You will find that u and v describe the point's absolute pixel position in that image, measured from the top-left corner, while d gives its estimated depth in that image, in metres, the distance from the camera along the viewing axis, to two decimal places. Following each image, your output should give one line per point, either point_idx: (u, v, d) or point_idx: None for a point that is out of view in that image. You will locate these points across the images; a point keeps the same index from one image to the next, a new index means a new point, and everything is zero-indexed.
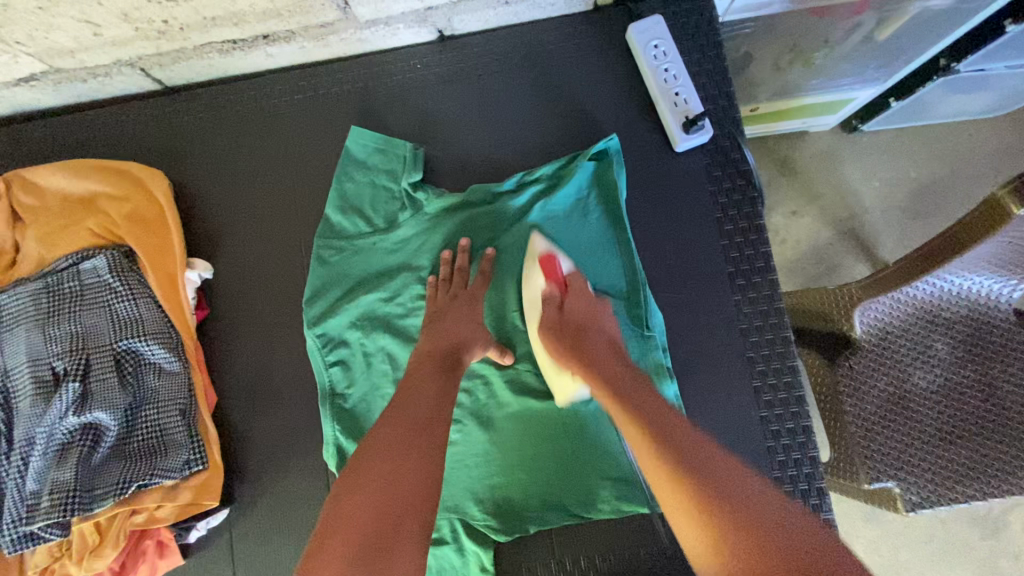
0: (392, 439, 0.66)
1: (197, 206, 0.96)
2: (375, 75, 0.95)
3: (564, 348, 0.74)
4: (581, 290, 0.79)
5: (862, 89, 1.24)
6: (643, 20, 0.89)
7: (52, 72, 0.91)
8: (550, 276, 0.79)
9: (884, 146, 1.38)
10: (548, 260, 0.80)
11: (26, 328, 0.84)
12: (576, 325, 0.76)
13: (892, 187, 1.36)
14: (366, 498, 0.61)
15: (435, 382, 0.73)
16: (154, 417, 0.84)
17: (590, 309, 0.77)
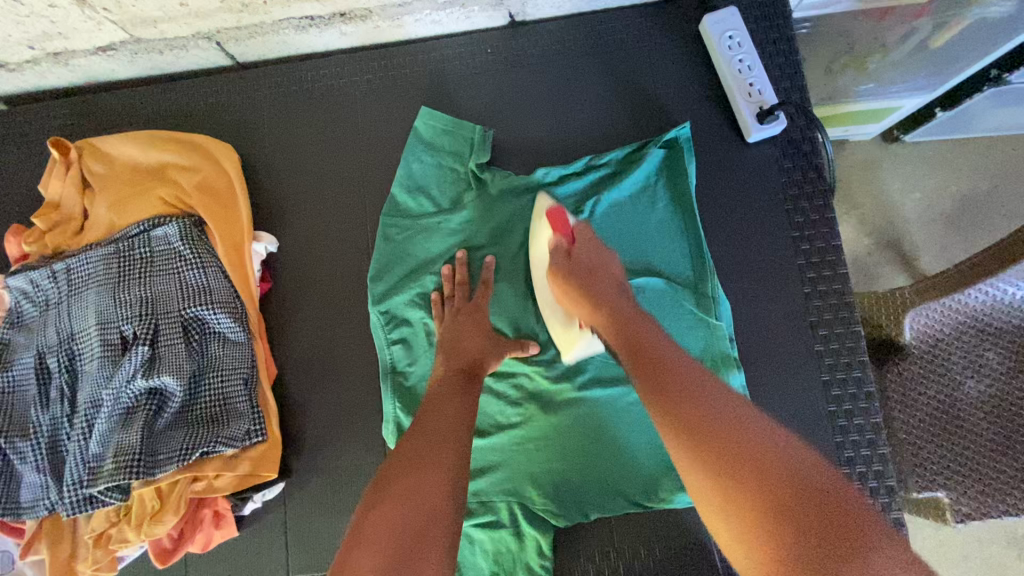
0: (416, 452, 0.66)
1: (263, 180, 0.97)
2: (446, 58, 0.96)
3: (576, 286, 0.72)
4: (589, 242, 0.76)
5: (908, 98, 1.19)
6: (717, 12, 0.89)
7: (132, 42, 0.92)
8: (559, 229, 0.76)
9: (933, 156, 1.36)
10: (555, 212, 0.77)
11: (96, 291, 0.85)
12: (584, 271, 0.73)
13: (942, 198, 1.34)
14: (397, 505, 0.60)
15: (458, 392, 0.74)
16: (218, 385, 0.83)
17: (597, 254, 0.75)
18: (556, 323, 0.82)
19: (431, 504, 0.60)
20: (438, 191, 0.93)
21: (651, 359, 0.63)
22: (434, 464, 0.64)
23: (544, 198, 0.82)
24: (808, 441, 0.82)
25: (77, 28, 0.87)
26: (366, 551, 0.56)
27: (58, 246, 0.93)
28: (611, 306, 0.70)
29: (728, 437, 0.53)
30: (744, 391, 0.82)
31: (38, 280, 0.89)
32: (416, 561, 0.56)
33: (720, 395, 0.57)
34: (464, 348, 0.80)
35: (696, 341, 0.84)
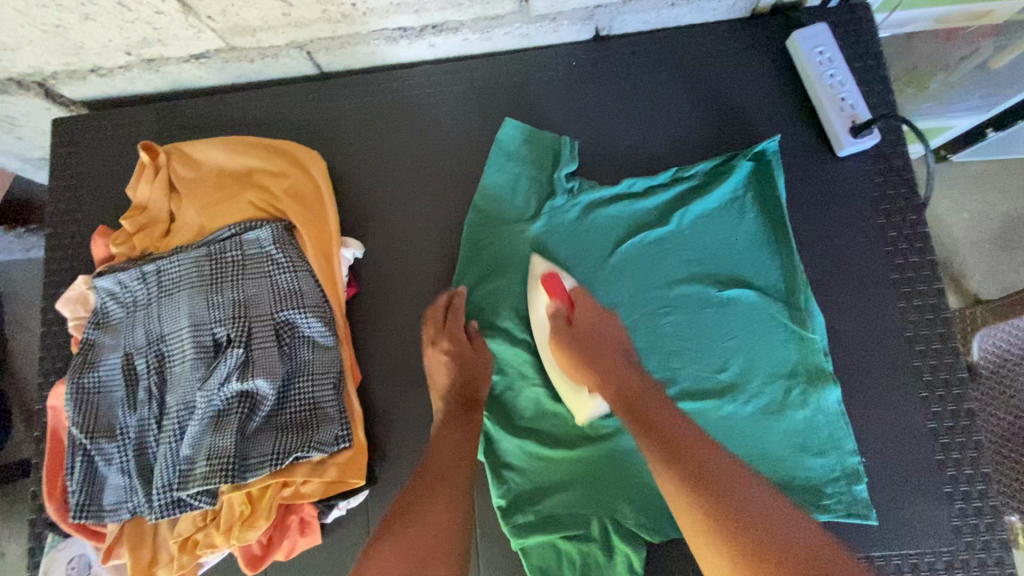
0: (423, 492, 0.68)
1: (348, 186, 0.98)
2: (532, 69, 0.97)
3: (582, 363, 0.75)
4: (587, 302, 0.79)
5: (960, 118, 1.20)
6: (807, 27, 0.90)
7: (226, 50, 0.94)
8: (554, 293, 0.81)
9: (985, 177, 1.34)
10: (552, 279, 0.81)
11: (188, 293, 0.85)
12: (588, 341, 0.76)
13: (991, 219, 1.32)
14: (397, 542, 0.63)
15: (459, 427, 0.76)
16: (308, 390, 0.83)
17: (598, 318, 0.77)
18: (566, 389, 0.84)
19: (434, 538, 0.64)
20: (523, 199, 0.92)
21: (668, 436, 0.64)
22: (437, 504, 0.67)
23: (537, 264, 0.86)
24: (906, 457, 0.81)
25: (177, 34, 0.88)
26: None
27: (146, 248, 0.94)
28: (623, 384, 0.72)
29: (740, 514, 0.57)
30: (839, 406, 0.82)
31: (127, 281, 0.90)
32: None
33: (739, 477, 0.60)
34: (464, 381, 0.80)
35: (789, 353, 0.84)
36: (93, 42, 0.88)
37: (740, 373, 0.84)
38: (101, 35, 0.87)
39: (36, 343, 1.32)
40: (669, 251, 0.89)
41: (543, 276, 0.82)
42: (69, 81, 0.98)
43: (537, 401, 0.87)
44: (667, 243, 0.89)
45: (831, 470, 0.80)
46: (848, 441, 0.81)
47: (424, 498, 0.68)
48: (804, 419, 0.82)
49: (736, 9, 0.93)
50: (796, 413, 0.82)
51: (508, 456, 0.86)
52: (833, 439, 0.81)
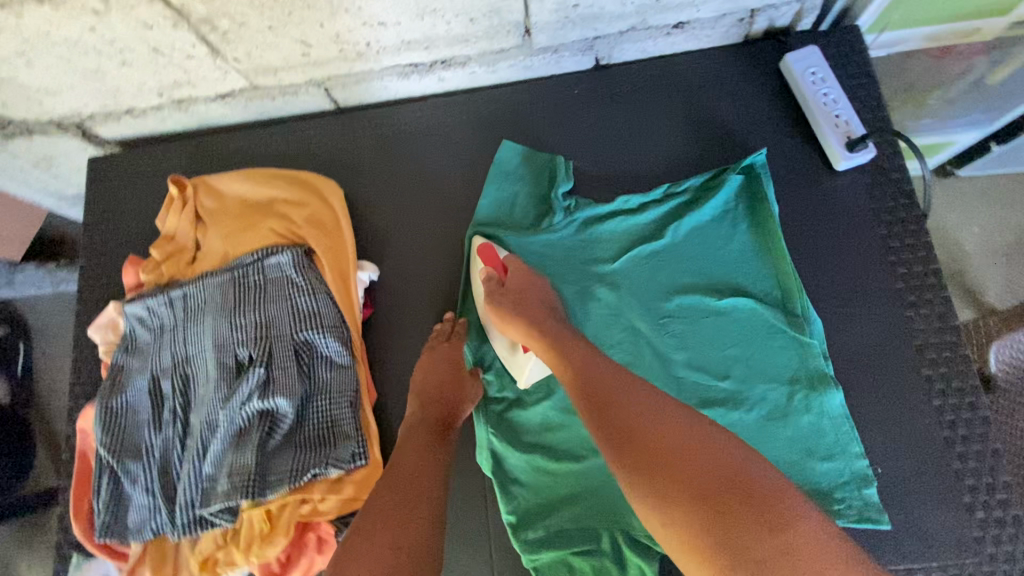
0: (395, 505, 0.67)
1: (362, 211, 1.02)
2: (536, 99, 1.02)
3: (512, 313, 0.78)
4: (520, 267, 0.84)
5: (964, 133, 1.20)
6: (799, 51, 0.94)
7: (249, 90, 1.00)
8: (490, 263, 0.88)
9: (995, 190, 1.32)
10: (486, 248, 0.89)
11: (212, 317, 0.89)
12: (515, 295, 0.80)
13: (1005, 232, 1.31)
14: (363, 567, 0.60)
15: (427, 438, 0.77)
16: (326, 408, 0.86)
17: (526, 277, 0.82)
18: (502, 350, 0.89)
19: (416, 560, 0.61)
20: (524, 218, 0.96)
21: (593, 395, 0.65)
22: (417, 523, 0.65)
23: (477, 240, 0.93)
24: (923, 468, 0.80)
25: (205, 76, 0.95)
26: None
27: (173, 275, 0.99)
28: (552, 339, 0.74)
29: (674, 460, 0.56)
30: (843, 411, 0.82)
31: (155, 306, 0.95)
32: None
33: (671, 421, 0.60)
34: (448, 403, 0.82)
35: (789, 359, 0.86)
36: (128, 85, 0.95)
37: (742, 382, 0.86)
38: (136, 79, 0.94)
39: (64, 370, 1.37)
40: (666, 263, 0.92)
41: (478, 247, 0.90)
42: (104, 122, 1.05)
43: (544, 415, 0.89)
44: (664, 256, 0.92)
45: (839, 474, 0.80)
46: (855, 446, 0.81)
47: (397, 516, 0.65)
48: (808, 424, 0.83)
49: (730, 36, 0.97)
50: (800, 418, 0.83)
51: (516, 471, 0.87)
52: (839, 443, 0.81)
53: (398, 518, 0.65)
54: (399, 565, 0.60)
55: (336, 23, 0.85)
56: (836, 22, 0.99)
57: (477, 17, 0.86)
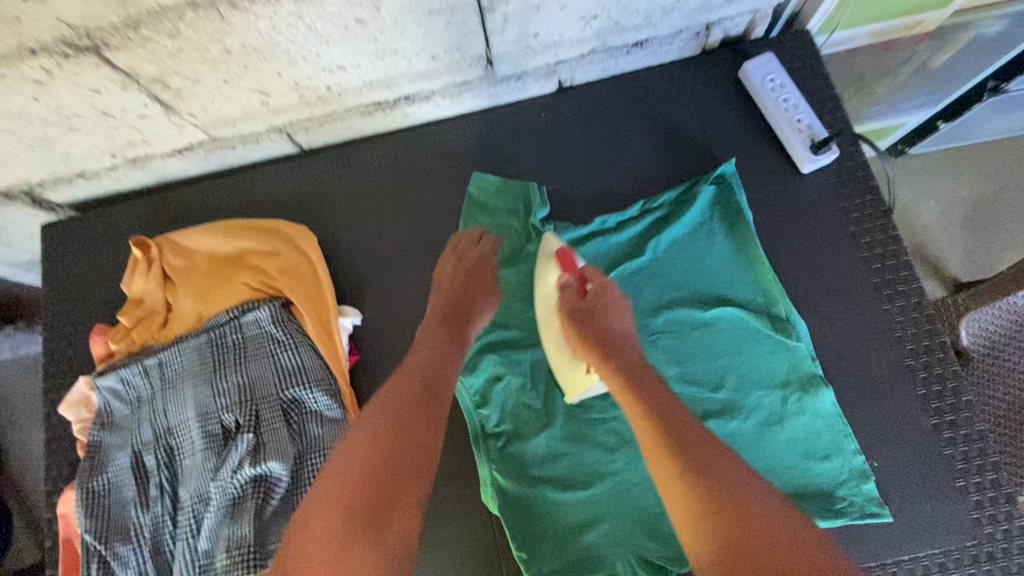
0: (407, 399, 0.69)
1: (338, 255, 0.99)
2: (503, 126, 1.02)
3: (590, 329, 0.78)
4: (600, 283, 0.83)
5: (913, 115, 1.27)
6: (756, 58, 0.96)
7: (209, 142, 0.97)
8: (568, 268, 0.85)
9: (945, 165, 1.38)
10: (565, 254, 0.85)
11: (192, 384, 0.86)
12: (597, 320, 0.79)
13: (958, 205, 1.36)
14: (357, 462, 0.63)
15: (445, 335, 0.78)
16: (322, 465, 0.83)
17: (612, 303, 0.81)
18: (561, 362, 0.86)
19: (410, 460, 0.64)
20: (508, 248, 0.95)
21: (660, 421, 0.66)
22: (423, 423, 0.67)
23: (550, 241, 0.88)
24: (916, 457, 0.82)
25: (160, 133, 0.91)
26: (323, 516, 0.60)
27: (146, 341, 0.94)
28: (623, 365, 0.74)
29: (729, 494, 0.59)
30: (835, 409, 0.84)
31: (129, 377, 0.91)
32: (381, 526, 0.59)
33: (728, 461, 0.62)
34: (466, 297, 0.82)
35: (778, 364, 0.87)
36: (79, 149, 0.91)
37: (736, 390, 0.87)
38: (87, 142, 0.90)
39: (38, 437, 1.30)
40: (649, 280, 0.92)
41: (556, 251, 0.86)
42: (56, 187, 1.00)
43: (546, 446, 0.88)
44: (646, 273, 0.92)
45: (838, 473, 0.82)
46: (850, 443, 0.83)
47: (404, 412, 0.67)
48: (804, 425, 0.84)
49: (688, 49, 0.99)
50: (796, 421, 0.85)
51: (523, 506, 0.86)
52: (835, 442, 0.83)
53: (402, 414, 0.67)
54: (392, 461, 0.63)
55: (294, 72, 0.83)
56: (787, 27, 1.02)
57: (438, 54, 0.85)
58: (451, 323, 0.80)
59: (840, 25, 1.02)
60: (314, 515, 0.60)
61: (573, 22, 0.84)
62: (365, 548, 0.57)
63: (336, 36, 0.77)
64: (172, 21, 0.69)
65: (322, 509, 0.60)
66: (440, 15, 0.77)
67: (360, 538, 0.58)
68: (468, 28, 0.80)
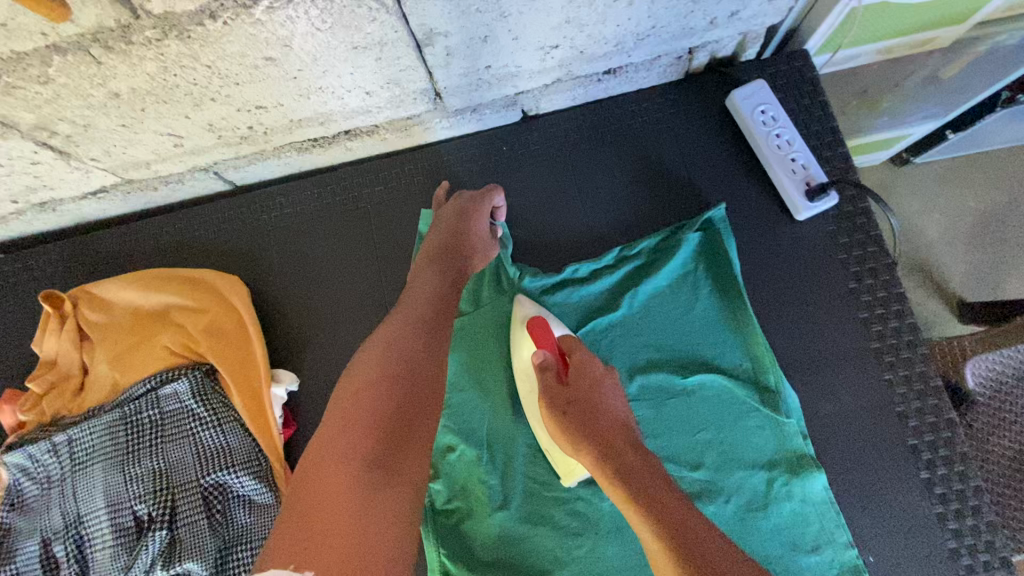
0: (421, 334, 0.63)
1: (276, 309, 0.89)
2: (459, 161, 0.90)
3: (572, 421, 0.65)
4: (582, 358, 0.70)
5: (922, 125, 1.11)
6: (745, 86, 0.84)
7: (124, 184, 0.86)
8: (543, 342, 0.73)
9: (964, 171, 1.19)
10: (539, 326, 0.73)
11: (102, 468, 0.76)
12: (582, 405, 0.66)
13: (965, 219, 1.17)
14: (373, 397, 0.57)
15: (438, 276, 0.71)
16: (247, 561, 0.74)
17: (594, 384, 0.68)
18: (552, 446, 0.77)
19: (428, 400, 0.59)
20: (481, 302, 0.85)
21: (646, 499, 0.59)
22: (438, 361, 0.62)
23: (523, 308, 0.78)
24: (914, 549, 0.74)
25: (63, 178, 0.80)
26: (342, 463, 0.53)
27: (58, 412, 0.84)
28: (610, 450, 0.63)
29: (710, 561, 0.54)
30: (827, 495, 0.75)
31: (37, 455, 0.80)
32: (399, 464, 0.55)
33: (742, 563, 0.55)
34: (467, 243, 0.75)
35: (766, 441, 0.77)
36: None
37: (716, 470, 0.77)
38: None
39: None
40: (623, 337, 0.81)
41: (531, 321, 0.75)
42: None
43: (501, 526, 0.78)
44: (620, 328, 0.81)
45: (827, 568, 0.73)
46: (841, 533, 0.74)
47: (418, 351, 0.62)
48: (791, 513, 0.75)
49: (669, 73, 0.87)
50: (782, 507, 0.75)
51: None
52: (824, 532, 0.74)
53: (417, 352, 0.62)
54: (411, 400, 0.58)
55: (205, 113, 0.71)
56: (780, 48, 0.90)
57: (375, 90, 0.73)
58: (444, 266, 0.72)
59: (844, 45, 0.89)
60: (327, 460, 0.53)
61: (529, 52, 0.71)
62: (381, 496, 0.52)
63: (244, 76, 0.65)
64: (38, 68, 0.58)
65: (338, 450, 0.54)
66: (367, 51, 0.65)
67: (381, 485, 0.52)
68: (404, 63, 0.68)
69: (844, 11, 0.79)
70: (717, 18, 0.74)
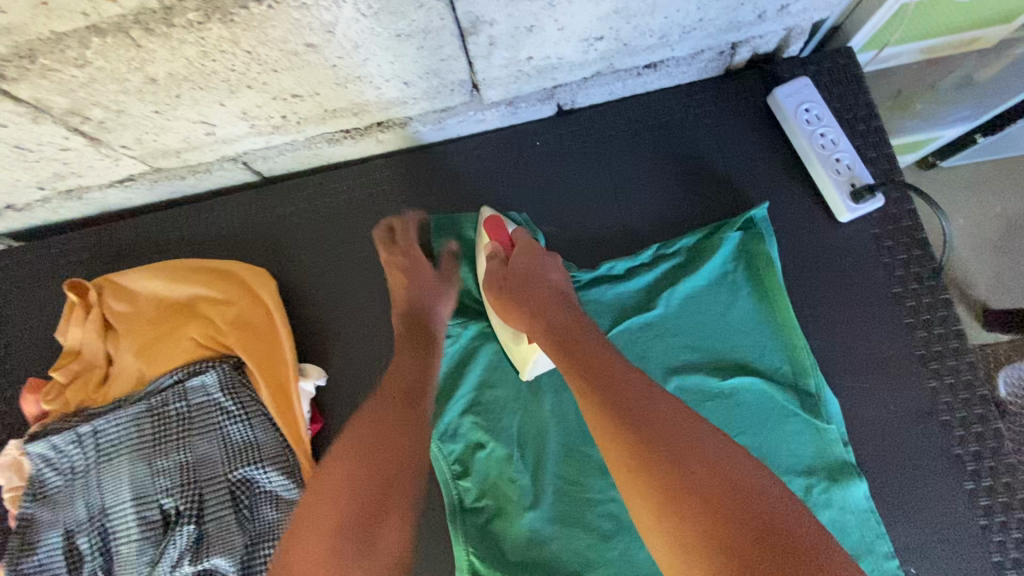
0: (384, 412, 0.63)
1: (303, 302, 0.87)
2: (492, 154, 0.88)
3: (518, 302, 0.69)
4: (525, 244, 0.74)
5: (949, 128, 1.02)
6: (789, 83, 0.82)
7: (152, 172, 0.84)
8: (496, 237, 0.76)
9: (997, 175, 1.12)
10: (492, 221, 0.77)
11: (129, 460, 0.75)
12: (517, 277, 0.70)
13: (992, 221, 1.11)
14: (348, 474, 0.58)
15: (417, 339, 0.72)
16: (275, 558, 0.73)
17: (534, 258, 0.72)
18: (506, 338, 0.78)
19: (403, 475, 0.60)
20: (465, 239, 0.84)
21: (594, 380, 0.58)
22: (409, 425, 0.63)
23: (482, 211, 0.80)
24: (957, 561, 0.72)
25: (91, 165, 0.79)
26: (315, 538, 0.55)
27: (81, 402, 0.83)
28: (558, 329, 0.65)
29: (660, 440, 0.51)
30: (868, 504, 0.73)
31: (62, 445, 0.79)
32: (373, 539, 0.55)
33: (664, 407, 0.54)
34: (424, 290, 0.76)
35: (805, 447, 0.75)
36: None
37: None
38: (5, 176, 0.77)
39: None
40: (660, 336, 0.80)
41: (484, 220, 0.78)
42: None
43: (531, 527, 0.77)
44: (656, 327, 0.80)
45: None
46: (882, 543, 0.72)
47: (381, 425, 0.62)
48: (830, 521, 0.73)
49: (710, 69, 0.85)
50: (820, 515, 0.73)
51: None
52: (865, 542, 0.72)
53: (392, 420, 0.62)
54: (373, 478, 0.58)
55: (239, 101, 0.69)
56: (820, 46, 0.88)
57: (413, 80, 0.71)
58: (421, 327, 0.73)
59: (890, 43, 0.86)
60: (298, 549, 0.55)
61: (573, 43, 0.70)
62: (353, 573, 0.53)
63: (284, 63, 0.63)
64: (76, 50, 0.56)
65: (306, 540, 0.55)
66: (410, 38, 0.63)
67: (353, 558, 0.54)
68: (446, 52, 0.67)
69: (896, 7, 0.77)
70: (766, 11, 0.72)
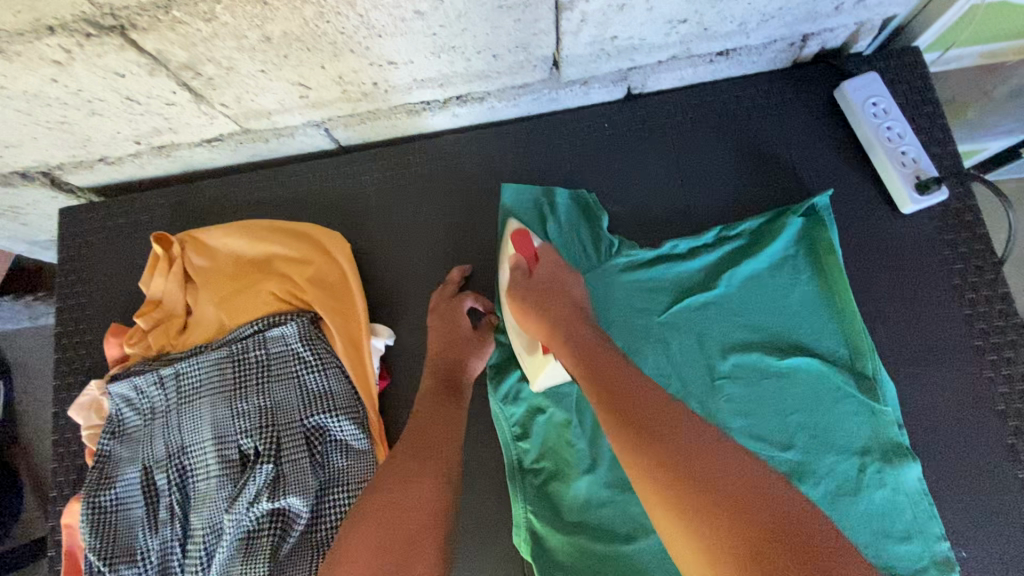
0: (398, 473, 0.62)
1: (374, 265, 0.91)
2: (561, 134, 0.91)
3: (533, 295, 0.70)
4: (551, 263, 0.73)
5: None
6: (858, 77, 0.85)
7: (240, 133, 0.89)
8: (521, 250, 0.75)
9: None
10: (521, 236, 0.77)
11: (210, 402, 0.79)
12: (542, 291, 0.70)
13: None
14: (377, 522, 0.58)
15: (438, 398, 0.72)
16: (343, 502, 0.76)
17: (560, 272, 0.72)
18: (520, 349, 0.78)
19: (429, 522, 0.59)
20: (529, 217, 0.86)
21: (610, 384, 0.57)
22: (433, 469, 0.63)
23: (511, 223, 0.81)
24: (1007, 545, 0.73)
25: (188, 122, 0.83)
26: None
27: (162, 347, 0.87)
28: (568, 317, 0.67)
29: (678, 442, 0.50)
30: (921, 485, 0.74)
31: (143, 386, 0.83)
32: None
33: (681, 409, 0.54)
34: (459, 349, 0.78)
35: (860, 428, 0.77)
36: (100, 135, 0.83)
37: (808, 451, 0.77)
38: (109, 128, 0.82)
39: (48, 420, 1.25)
40: (720, 316, 0.82)
41: (513, 233, 0.78)
42: (75, 171, 0.93)
43: (587, 491, 0.80)
44: (718, 306, 0.82)
45: (917, 557, 0.73)
46: (934, 525, 0.73)
47: (410, 467, 0.63)
48: (882, 499, 0.75)
49: (779, 60, 0.88)
50: (873, 494, 0.75)
51: (555, 554, 0.78)
52: (917, 522, 0.73)
53: (416, 467, 0.63)
54: (401, 518, 0.59)
55: (338, 65, 0.74)
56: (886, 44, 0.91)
57: (501, 53, 0.75)
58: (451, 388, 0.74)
59: (956, 44, 0.88)
60: None
61: (658, 24, 0.73)
62: None
63: (390, 29, 0.67)
64: (209, 4, 0.61)
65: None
66: (510, 11, 0.67)
67: None
68: (540, 27, 0.70)
69: (967, 7, 0.79)
70: (844, 3, 0.76)
